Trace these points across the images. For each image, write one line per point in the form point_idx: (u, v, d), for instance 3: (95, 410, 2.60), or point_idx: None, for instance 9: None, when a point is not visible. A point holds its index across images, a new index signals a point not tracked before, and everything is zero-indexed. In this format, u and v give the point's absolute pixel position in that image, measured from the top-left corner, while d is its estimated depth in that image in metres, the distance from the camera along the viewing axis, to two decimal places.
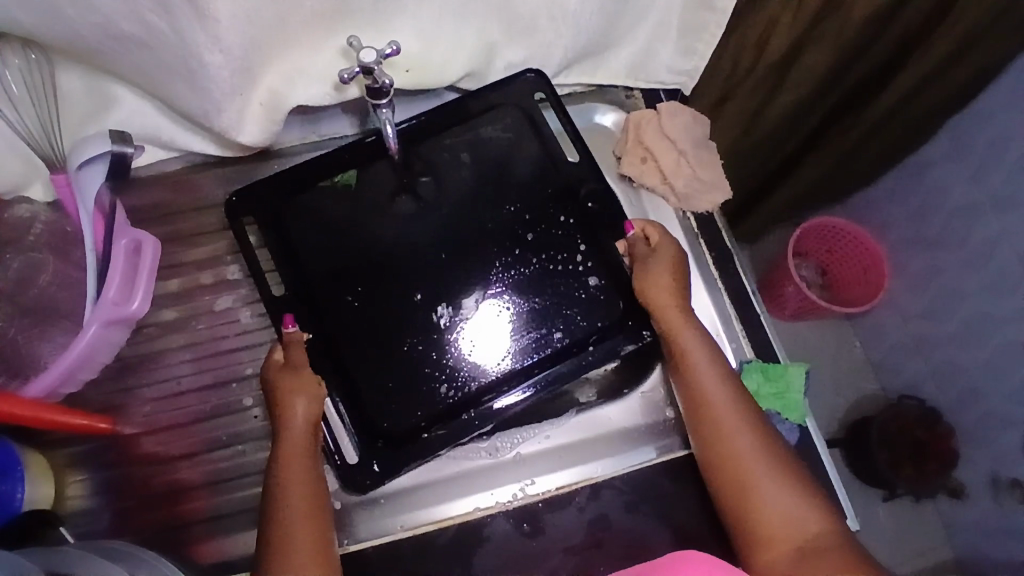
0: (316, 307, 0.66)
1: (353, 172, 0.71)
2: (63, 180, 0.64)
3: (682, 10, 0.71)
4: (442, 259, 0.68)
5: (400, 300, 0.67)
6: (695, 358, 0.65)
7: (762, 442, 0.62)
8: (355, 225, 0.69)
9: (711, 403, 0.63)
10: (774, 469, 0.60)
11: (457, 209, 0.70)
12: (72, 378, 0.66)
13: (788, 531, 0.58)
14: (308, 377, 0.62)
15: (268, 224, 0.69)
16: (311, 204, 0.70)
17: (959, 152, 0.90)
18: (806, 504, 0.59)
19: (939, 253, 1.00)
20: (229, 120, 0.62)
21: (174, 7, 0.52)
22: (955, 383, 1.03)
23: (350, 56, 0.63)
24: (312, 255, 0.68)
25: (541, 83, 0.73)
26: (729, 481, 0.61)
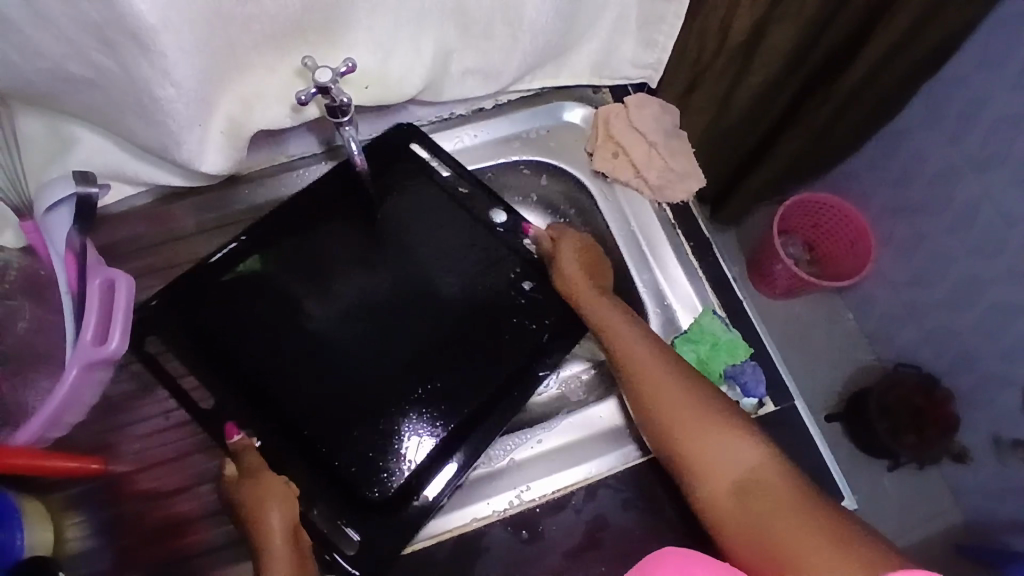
0: (256, 400, 0.66)
1: (257, 257, 0.70)
2: (32, 226, 0.64)
3: (640, 1, 0.70)
4: (378, 316, 0.69)
5: (340, 376, 0.66)
6: (624, 341, 0.65)
7: (699, 398, 0.61)
8: (274, 305, 0.68)
9: (650, 388, 0.62)
10: (712, 424, 0.60)
11: (388, 270, 0.70)
12: (59, 422, 0.65)
13: (727, 475, 0.58)
14: (270, 479, 0.60)
15: (179, 337, 0.68)
16: (229, 296, 0.68)
17: (934, 116, 0.90)
18: (748, 444, 0.58)
19: (923, 219, 0.99)
20: (190, 151, 0.61)
21: (118, 44, 0.51)
22: (948, 347, 1.03)
23: (306, 75, 0.62)
24: (235, 351, 0.67)
25: (413, 132, 0.75)
26: (674, 455, 0.60)
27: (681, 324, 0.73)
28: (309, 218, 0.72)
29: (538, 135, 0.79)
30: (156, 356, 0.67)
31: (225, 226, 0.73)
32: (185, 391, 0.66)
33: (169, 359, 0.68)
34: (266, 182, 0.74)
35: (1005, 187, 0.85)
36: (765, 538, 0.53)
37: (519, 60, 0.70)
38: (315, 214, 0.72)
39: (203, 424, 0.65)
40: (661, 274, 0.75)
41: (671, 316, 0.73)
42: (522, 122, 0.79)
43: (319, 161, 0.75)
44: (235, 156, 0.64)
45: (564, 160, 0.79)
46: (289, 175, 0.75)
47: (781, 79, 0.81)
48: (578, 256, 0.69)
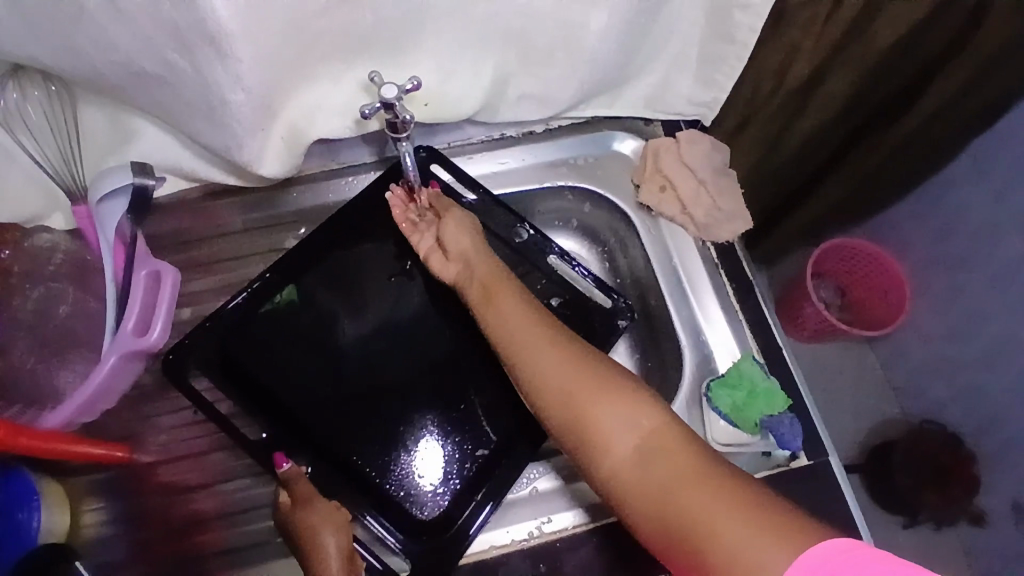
0: (291, 429, 0.65)
1: (292, 287, 0.69)
2: (85, 211, 0.66)
3: (703, 40, 0.69)
4: (412, 338, 0.69)
5: (376, 402, 0.66)
6: (507, 312, 0.61)
7: (577, 365, 0.55)
8: (309, 329, 0.68)
9: (532, 360, 0.57)
10: (598, 387, 0.54)
11: (430, 290, 0.71)
12: (91, 408, 0.66)
13: (619, 444, 0.51)
14: (323, 507, 0.61)
15: (216, 371, 0.67)
16: (266, 326, 0.68)
17: (978, 174, 0.87)
18: (637, 407, 0.52)
19: (963, 275, 0.97)
20: (251, 154, 0.62)
21: (194, 46, 0.52)
22: (979, 408, 1.00)
23: (371, 90, 0.63)
24: (270, 380, 0.66)
25: (432, 155, 0.74)
26: (573, 433, 0.53)
27: (718, 367, 0.72)
28: (350, 245, 0.71)
29: (585, 162, 0.79)
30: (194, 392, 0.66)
31: (271, 227, 0.74)
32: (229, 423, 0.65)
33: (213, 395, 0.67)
34: (314, 186, 0.75)
35: None
36: (677, 518, 0.47)
37: (575, 87, 0.70)
38: (354, 243, 0.72)
39: (250, 454, 0.64)
40: (698, 312, 0.74)
41: (707, 355, 0.72)
42: (571, 150, 0.79)
43: (370, 171, 0.75)
44: (292, 160, 0.65)
45: (610, 190, 0.79)
46: (340, 181, 0.75)
47: (833, 122, 0.79)
48: (459, 225, 0.67)
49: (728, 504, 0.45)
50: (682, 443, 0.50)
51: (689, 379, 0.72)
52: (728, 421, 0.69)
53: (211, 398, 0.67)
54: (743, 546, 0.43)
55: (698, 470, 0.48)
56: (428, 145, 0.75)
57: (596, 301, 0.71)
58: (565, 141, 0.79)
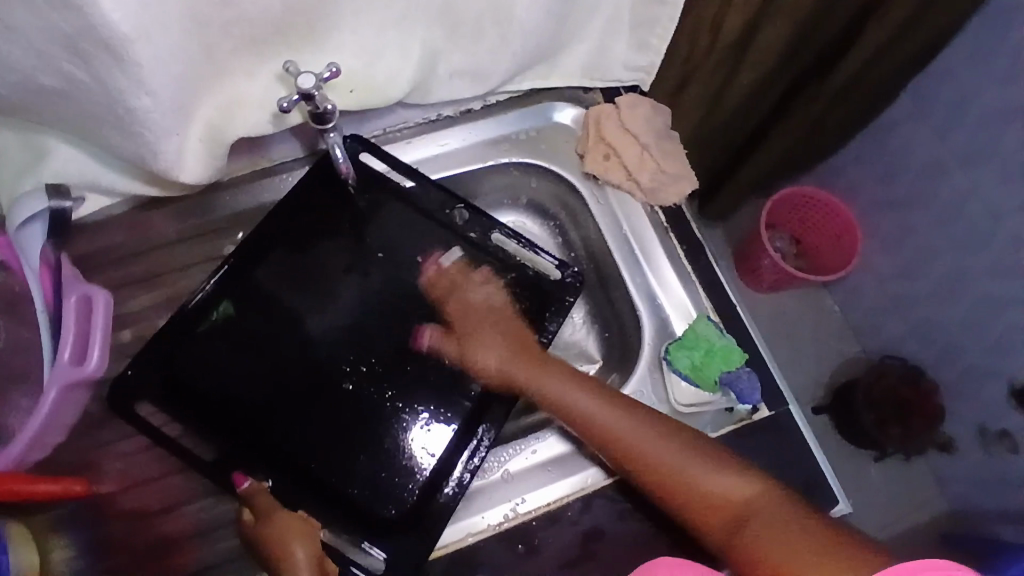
0: (249, 443, 0.63)
1: (230, 301, 0.67)
2: (4, 241, 0.63)
3: (633, 2, 0.67)
4: (362, 336, 0.67)
5: (334, 404, 0.65)
6: (578, 403, 0.64)
7: (685, 448, 0.61)
8: (254, 341, 0.66)
9: (636, 445, 0.61)
10: (704, 466, 0.60)
11: (377, 284, 0.69)
12: (40, 444, 0.63)
13: (728, 509, 0.58)
14: (288, 517, 0.60)
15: (162, 395, 0.65)
16: (209, 343, 0.66)
17: (920, 111, 0.89)
18: (744, 484, 0.58)
19: (910, 214, 0.99)
20: (169, 160, 0.59)
21: (91, 55, 0.48)
22: (934, 341, 1.03)
23: (288, 81, 0.60)
24: (218, 398, 0.64)
25: (357, 143, 0.71)
26: (678, 504, 0.59)
27: (676, 330, 0.72)
28: (287, 247, 0.69)
29: (526, 136, 0.77)
30: (139, 418, 0.64)
31: (206, 235, 0.71)
32: (182, 447, 0.63)
33: (161, 419, 0.65)
34: (247, 188, 0.72)
35: (994, 181, 0.85)
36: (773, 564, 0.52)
37: (507, 62, 0.68)
38: (291, 245, 0.69)
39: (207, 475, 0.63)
40: (652, 276, 0.73)
41: (665, 320, 0.72)
42: (510, 125, 0.77)
43: (304, 165, 0.73)
44: (215, 163, 0.62)
45: (555, 162, 0.77)
46: (274, 180, 0.72)
47: (771, 74, 0.78)
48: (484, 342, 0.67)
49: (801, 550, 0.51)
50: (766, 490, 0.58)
51: (648, 344, 0.72)
52: (689, 382, 0.69)
53: (160, 424, 0.65)
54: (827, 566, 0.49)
55: (795, 529, 0.54)
56: (355, 134, 0.72)
57: (546, 278, 0.71)
58: (502, 115, 0.77)
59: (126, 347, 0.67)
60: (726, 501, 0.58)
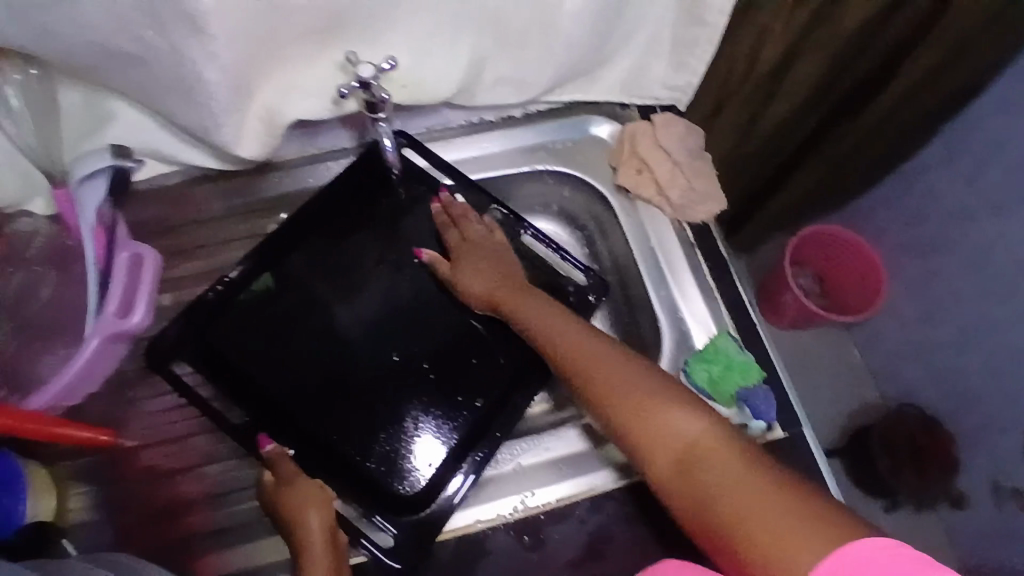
0: (275, 412, 0.66)
1: (270, 275, 0.70)
2: (64, 194, 0.66)
3: (675, 21, 0.70)
4: (392, 321, 0.70)
5: (357, 385, 0.67)
6: (548, 322, 0.63)
7: (649, 372, 0.56)
8: (289, 316, 0.69)
9: (591, 365, 0.58)
10: (652, 395, 0.55)
11: (410, 273, 0.71)
12: (74, 392, 0.67)
13: (670, 441, 0.52)
14: (306, 484, 0.61)
15: (198, 362, 0.67)
16: (246, 313, 0.68)
17: (952, 157, 0.90)
18: (690, 412, 0.52)
19: (936, 258, 0.99)
20: (228, 135, 0.62)
21: (170, 24, 0.53)
22: (951, 390, 1.03)
23: (347, 70, 0.64)
24: (249, 368, 0.67)
25: (406, 140, 0.74)
26: (619, 433, 0.55)
27: (696, 343, 0.73)
28: (325, 230, 0.72)
29: (563, 147, 0.80)
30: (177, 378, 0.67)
31: (251, 214, 0.74)
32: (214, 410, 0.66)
33: (198, 383, 0.68)
34: (294, 172, 0.75)
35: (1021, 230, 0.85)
36: (717, 514, 0.47)
37: (551, 73, 0.71)
38: (328, 229, 0.72)
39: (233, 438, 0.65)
40: (677, 292, 0.75)
41: (684, 333, 0.74)
42: (547, 136, 0.80)
43: (350, 155, 0.76)
44: (272, 142, 0.66)
45: (588, 174, 0.80)
46: (318, 166, 0.76)
47: (805, 104, 0.81)
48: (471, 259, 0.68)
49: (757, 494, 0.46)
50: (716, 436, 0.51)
51: (667, 355, 0.73)
52: (705, 396, 0.70)
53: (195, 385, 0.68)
54: (795, 531, 0.43)
55: (762, 480, 0.47)
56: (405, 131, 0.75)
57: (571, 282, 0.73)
58: (542, 125, 0.80)
59: (166, 311, 0.71)
60: (667, 437, 0.52)
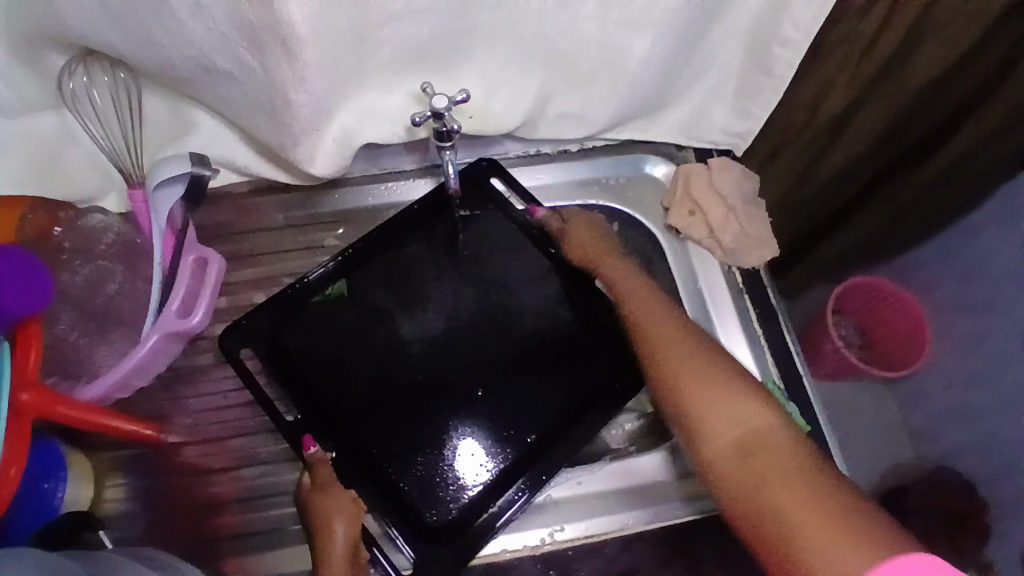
0: (326, 415, 0.67)
1: (344, 283, 0.72)
2: (141, 195, 0.69)
3: (741, 69, 0.71)
4: (455, 343, 0.70)
5: (411, 402, 0.68)
6: (638, 302, 0.66)
7: (718, 360, 0.60)
8: (355, 325, 0.71)
9: (663, 348, 0.61)
10: (721, 386, 0.58)
11: (476, 295, 0.72)
12: (127, 385, 0.69)
13: (728, 434, 0.56)
14: (338, 495, 0.63)
15: (266, 358, 0.69)
16: (316, 316, 0.71)
17: (1007, 220, 0.87)
18: (760, 406, 0.56)
19: (986, 319, 0.97)
20: (305, 153, 0.65)
21: (268, 48, 0.55)
22: (997, 454, 0.97)
23: (421, 99, 0.65)
24: (312, 369, 0.69)
25: (493, 168, 0.77)
26: (680, 416, 0.58)
27: None
28: (407, 249, 0.74)
29: (616, 183, 0.81)
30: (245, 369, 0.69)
31: (310, 226, 0.77)
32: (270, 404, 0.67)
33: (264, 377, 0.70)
34: (355, 189, 0.78)
35: None
36: (772, 517, 0.51)
37: (614, 111, 0.72)
38: (410, 248, 0.74)
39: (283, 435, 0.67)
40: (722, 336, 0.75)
41: None
42: (603, 172, 0.81)
43: (410, 179, 0.78)
44: (342, 164, 0.68)
45: (640, 211, 0.81)
46: (378, 186, 0.78)
47: (864, 158, 0.80)
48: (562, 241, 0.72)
49: (810, 502, 0.50)
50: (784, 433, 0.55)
51: None
52: None
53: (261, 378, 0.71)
54: (846, 547, 0.47)
55: (807, 493, 0.50)
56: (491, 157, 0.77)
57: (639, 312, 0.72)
58: (598, 160, 0.81)
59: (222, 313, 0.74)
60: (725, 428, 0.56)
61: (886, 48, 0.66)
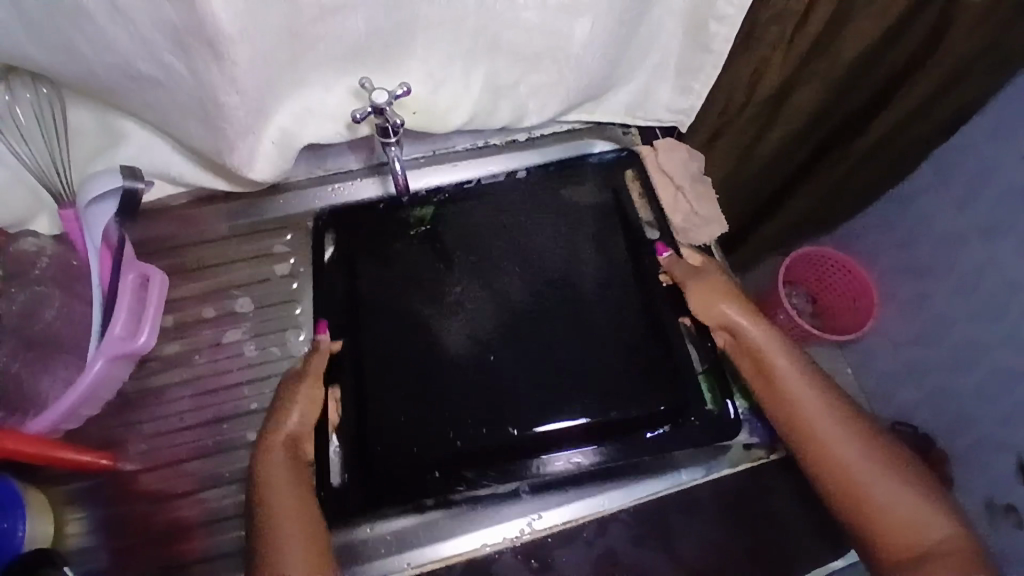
0: (364, 320, 0.70)
1: (430, 209, 0.76)
2: (72, 215, 0.66)
3: (681, 49, 0.72)
4: (507, 313, 0.71)
5: (447, 356, 0.69)
6: (796, 387, 0.66)
7: (873, 453, 0.63)
8: (419, 257, 0.73)
9: (818, 437, 0.63)
10: (891, 480, 0.62)
11: (531, 260, 0.74)
12: (74, 415, 0.66)
13: (917, 538, 0.60)
14: (313, 390, 0.66)
15: (344, 228, 0.74)
16: (394, 228, 0.74)
17: (941, 182, 0.92)
18: (919, 503, 0.61)
19: (924, 280, 1.00)
20: (242, 159, 0.63)
21: (194, 50, 0.53)
22: (947, 409, 1.00)
23: (362, 95, 0.64)
24: (374, 269, 0.72)
25: (633, 160, 0.79)
26: (848, 508, 0.62)
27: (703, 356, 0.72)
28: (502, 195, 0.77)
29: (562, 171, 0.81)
30: (323, 244, 0.74)
31: (255, 234, 0.75)
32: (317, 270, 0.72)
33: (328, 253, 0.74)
34: (302, 193, 0.76)
35: (1010, 255, 0.87)
36: None
37: (558, 99, 0.72)
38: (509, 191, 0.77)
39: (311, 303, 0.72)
40: None
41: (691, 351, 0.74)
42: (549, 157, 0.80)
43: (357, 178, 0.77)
44: (283, 165, 0.66)
45: None
46: (324, 189, 0.76)
47: (799, 134, 0.83)
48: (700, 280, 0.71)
49: None
50: (966, 545, 0.60)
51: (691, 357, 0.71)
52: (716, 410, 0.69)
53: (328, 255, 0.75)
54: None
55: None
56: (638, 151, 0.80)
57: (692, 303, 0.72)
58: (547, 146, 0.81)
59: (168, 331, 0.72)
60: (914, 537, 0.60)
61: (817, 23, 0.67)
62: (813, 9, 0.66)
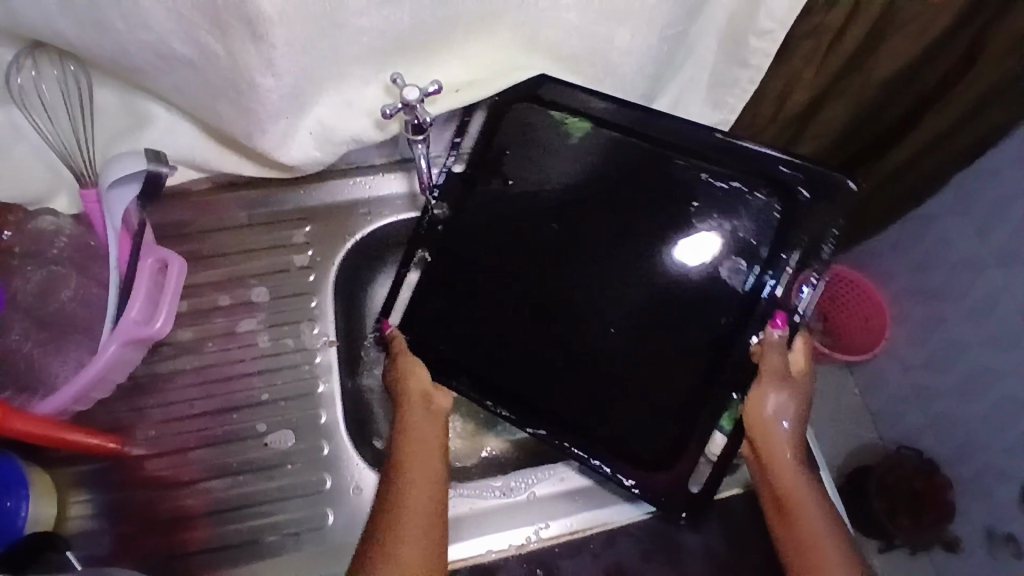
0: (470, 211, 0.69)
1: (583, 127, 0.66)
2: (93, 195, 0.66)
3: (715, 64, 0.71)
4: (590, 261, 0.65)
5: (516, 285, 0.67)
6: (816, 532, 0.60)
7: None
8: (532, 170, 0.68)
9: None
10: None
11: (632, 208, 0.65)
12: (86, 397, 0.66)
13: None
14: (416, 367, 0.67)
15: (497, 104, 0.69)
16: (534, 119, 0.68)
17: (959, 206, 0.86)
18: None
19: (940, 305, 0.94)
20: (273, 141, 0.63)
21: (230, 28, 0.53)
22: (953, 437, 0.95)
23: (393, 91, 0.63)
24: (498, 166, 0.69)
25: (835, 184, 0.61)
26: None
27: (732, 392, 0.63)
28: (654, 136, 0.65)
29: None
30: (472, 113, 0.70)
31: (275, 224, 0.75)
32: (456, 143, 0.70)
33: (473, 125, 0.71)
34: (322, 185, 0.75)
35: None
36: None
37: None
38: (665, 146, 0.65)
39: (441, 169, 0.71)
40: None
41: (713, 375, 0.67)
42: None
43: (378, 173, 0.76)
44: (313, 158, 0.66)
45: None
46: (345, 181, 0.76)
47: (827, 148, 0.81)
48: (780, 384, 0.61)
49: None
50: None
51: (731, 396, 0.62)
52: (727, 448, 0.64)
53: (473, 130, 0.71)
54: None
55: None
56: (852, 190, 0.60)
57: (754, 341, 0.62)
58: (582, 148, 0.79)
59: (184, 316, 0.72)
60: None
61: (852, 39, 0.65)
62: (847, 29, 0.65)
